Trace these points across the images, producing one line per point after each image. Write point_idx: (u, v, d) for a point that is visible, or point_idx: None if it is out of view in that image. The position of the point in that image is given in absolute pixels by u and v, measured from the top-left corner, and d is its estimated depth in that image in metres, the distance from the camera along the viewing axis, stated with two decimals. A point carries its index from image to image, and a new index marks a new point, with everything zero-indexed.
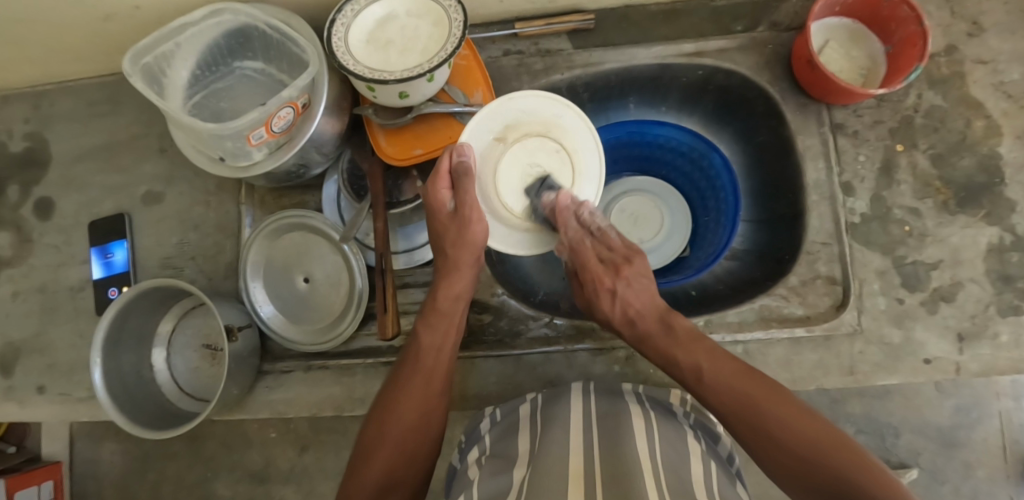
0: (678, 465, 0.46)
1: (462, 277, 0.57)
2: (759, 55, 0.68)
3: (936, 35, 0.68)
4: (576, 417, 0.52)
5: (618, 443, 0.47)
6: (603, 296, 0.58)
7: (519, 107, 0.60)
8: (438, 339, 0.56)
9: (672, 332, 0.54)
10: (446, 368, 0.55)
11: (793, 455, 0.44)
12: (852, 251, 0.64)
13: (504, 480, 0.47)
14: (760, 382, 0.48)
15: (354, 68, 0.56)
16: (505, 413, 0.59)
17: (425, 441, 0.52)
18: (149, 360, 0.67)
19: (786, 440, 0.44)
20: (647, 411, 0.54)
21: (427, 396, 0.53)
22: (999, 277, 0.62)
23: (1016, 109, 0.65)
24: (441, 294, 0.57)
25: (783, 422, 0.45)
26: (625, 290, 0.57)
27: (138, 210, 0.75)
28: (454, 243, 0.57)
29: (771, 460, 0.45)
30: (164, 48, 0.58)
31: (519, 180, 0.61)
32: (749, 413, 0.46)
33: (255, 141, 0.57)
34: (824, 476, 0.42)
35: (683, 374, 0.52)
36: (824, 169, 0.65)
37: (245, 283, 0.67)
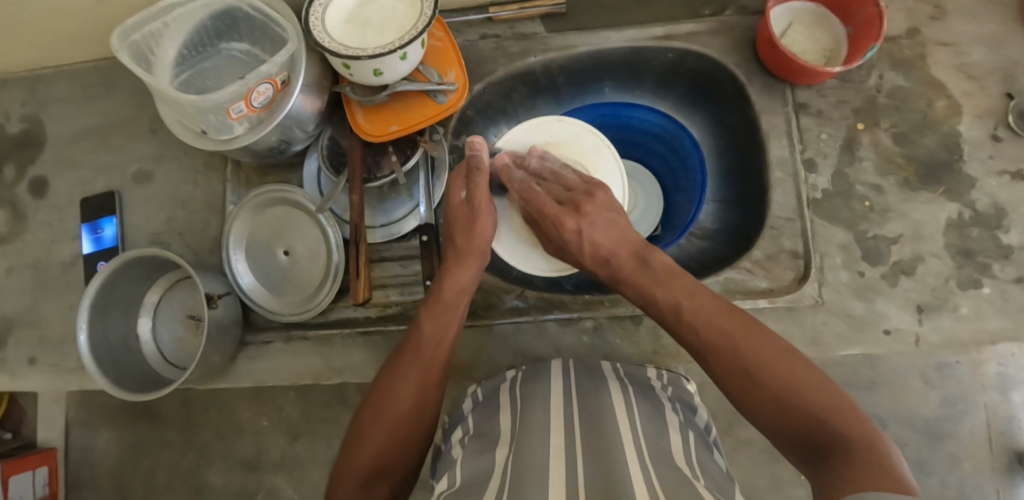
0: (661, 443, 0.44)
1: (469, 269, 0.58)
2: (727, 38, 0.69)
3: (900, 18, 0.69)
4: (556, 393, 0.51)
5: (600, 418, 0.46)
6: (570, 237, 0.57)
7: (564, 133, 0.68)
8: (440, 329, 0.54)
9: (652, 268, 0.53)
10: (444, 359, 0.54)
11: (767, 397, 0.40)
12: (814, 226, 0.65)
13: (486, 456, 0.45)
14: (740, 323, 0.45)
15: (330, 45, 0.59)
16: (486, 393, 0.58)
17: (417, 427, 0.49)
18: (136, 330, 0.70)
19: (767, 384, 0.40)
20: (626, 388, 0.53)
21: (422, 383, 0.50)
22: (959, 252, 0.64)
23: (977, 89, 0.67)
24: (447, 285, 0.57)
25: (758, 360, 0.42)
26: (591, 228, 0.56)
27: (128, 187, 0.77)
28: (463, 234, 0.59)
29: (744, 400, 0.42)
30: (152, 27, 0.61)
31: None
32: (725, 348, 0.44)
33: (236, 115, 0.60)
34: (809, 428, 0.37)
35: (662, 311, 0.50)
36: (788, 147, 0.67)
37: (227, 255, 0.69)
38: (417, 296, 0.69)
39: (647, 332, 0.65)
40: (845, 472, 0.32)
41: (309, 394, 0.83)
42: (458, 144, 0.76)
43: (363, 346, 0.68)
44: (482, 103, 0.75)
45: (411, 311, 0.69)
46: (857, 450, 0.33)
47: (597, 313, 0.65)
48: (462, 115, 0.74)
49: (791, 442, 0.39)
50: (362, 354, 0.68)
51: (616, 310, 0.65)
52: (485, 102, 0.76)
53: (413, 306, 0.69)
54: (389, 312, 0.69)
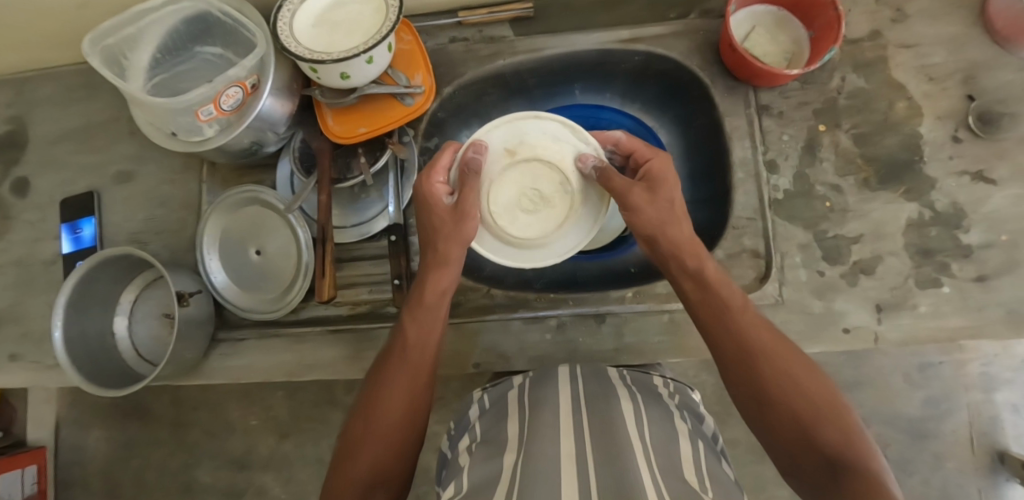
0: (665, 445, 0.46)
1: (450, 272, 0.55)
2: (691, 40, 0.70)
3: (863, 21, 0.70)
4: (565, 399, 0.52)
5: (610, 423, 0.47)
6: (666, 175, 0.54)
7: (541, 133, 0.63)
8: (426, 338, 0.55)
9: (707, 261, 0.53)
10: (429, 362, 0.55)
11: (800, 412, 0.43)
12: (775, 226, 0.66)
13: (495, 463, 0.46)
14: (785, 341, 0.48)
15: (296, 49, 0.60)
16: (494, 399, 0.59)
17: (410, 434, 0.51)
18: (111, 327, 0.71)
19: (801, 398, 0.44)
20: (635, 394, 0.55)
21: (412, 390, 0.52)
22: (919, 251, 0.65)
23: (937, 91, 0.68)
24: (428, 288, 0.55)
25: (800, 378, 0.45)
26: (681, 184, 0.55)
27: (108, 187, 0.79)
28: (446, 237, 0.55)
29: (772, 403, 0.45)
30: (125, 32, 0.63)
31: (514, 198, 0.63)
32: (773, 357, 0.46)
33: (205, 117, 0.61)
34: (830, 445, 0.41)
35: (722, 302, 0.50)
36: (750, 148, 0.68)
37: (200, 255, 0.71)
38: (387, 294, 0.70)
39: (610, 330, 0.66)
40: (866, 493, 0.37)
41: (297, 395, 1.16)
42: (429, 147, 0.77)
43: (334, 342, 0.69)
44: (453, 104, 0.76)
45: (381, 308, 0.70)
46: (872, 472, 0.38)
47: (561, 312, 0.66)
48: (432, 116, 0.74)
49: (802, 451, 0.43)
50: (333, 351, 0.69)
51: (581, 309, 0.66)
52: (456, 104, 0.76)
53: (382, 304, 0.70)
54: (360, 310, 0.70)
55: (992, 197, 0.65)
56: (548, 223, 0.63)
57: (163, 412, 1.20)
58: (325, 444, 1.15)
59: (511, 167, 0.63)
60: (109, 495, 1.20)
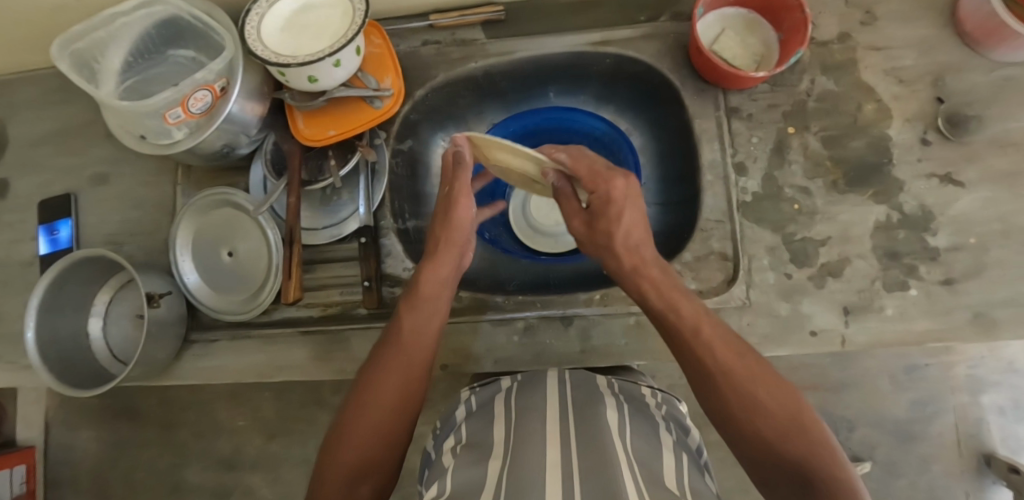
0: (651, 461, 0.45)
1: (447, 265, 0.59)
2: (661, 43, 0.71)
3: (833, 23, 0.70)
4: (553, 405, 0.51)
5: (596, 431, 0.46)
6: (615, 198, 0.56)
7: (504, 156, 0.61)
8: (422, 331, 0.55)
9: (671, 275, 0.55)
10: (426, 350, 0.55)
11: (768, 432, 0.42)
12: (743, 229, 0.66)
13: (477, 469, 0.45)
14: (750, 353, 0.46)
15: (262, 53, 0.61)
16: (481, 402, 0.58)
17: (398, 426, 0.50)
18: (85, 329, 0.71)
19: (765, 412, 0.43)
20: (621, 404, 0.54)
21: (404, 378, 0.52)
22: (886, 254, 0.65)
23: (907, 93, 0.68)
24: (426, 277, 0.58)
25: (765, 389, 0.44)
26: (634, 200, 0.57)
27: (85, 190, 0.80)
28: (444, 227, 0.59)
29: (736, 424, 0.44)
30: (96, 36, 0.64)
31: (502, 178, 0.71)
32: (733, 376, 0.45)
33: (173, 120, 0.62)
34: (797, 457, 0.41)
35: (679, 321, 0.50)
36: (719, 150, 0.68)
37: (173, 256, 0.71)
38: (357, 295, 0.70)
39: (577, 332, 0.66)
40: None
41: (284, 395, 1.17)
42: (403, 148, 0.76)
43: (305, 344, 0.70)
44: (427, 107, 0.76)
45: (352, 310, 0.70)
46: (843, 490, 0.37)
47: (528, 313, 0.67)
48: (405, 119, 0.74)
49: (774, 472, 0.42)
50: (304, 352, 0.70)
51: (548, 311, 0.67)
52: (429, 106, 0.76)
53: (353, 305, 0.70)
54: (331, 311, 0.71)
55: (960, 199, 0.65)
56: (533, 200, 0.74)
57: (148, 413, 1.21)
58: (311, 445, 1.15)
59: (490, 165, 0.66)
60: (98, 495, 1.21)
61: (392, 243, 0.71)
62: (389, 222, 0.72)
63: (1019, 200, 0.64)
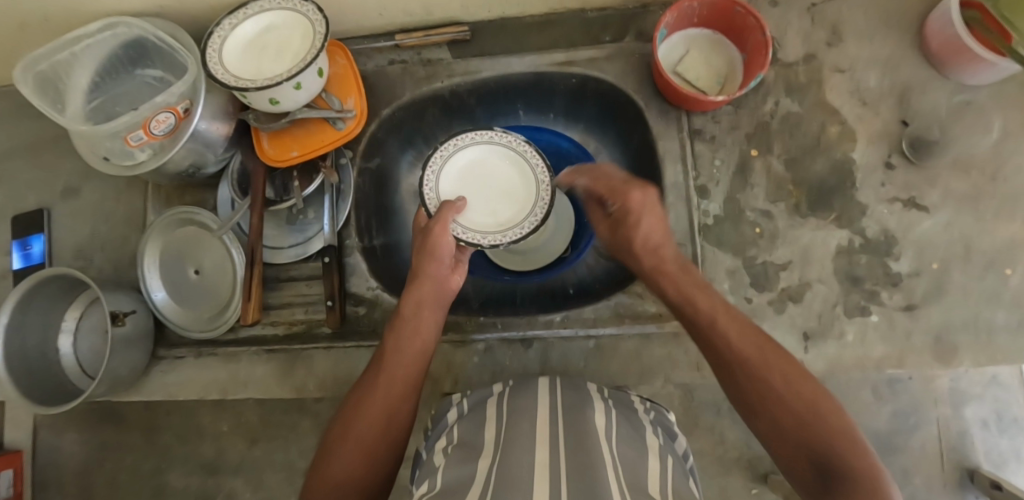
0: (635, 464, 0.44)
1: (427, 284, 0.60)
2: (625, 63, 0.71)
3: (797, 43, 0.70)
4: (542, 409, 0.51)
5: (583, 436, 0.46)
6: (632, 206, 0.58)
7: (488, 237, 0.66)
8: (406, 347, 0.56)
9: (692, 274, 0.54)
10: (412, 365, 0.55)
11: (779, 418, 0.42)
12: (704, 252, 0.66)
13: (468, 467, 0.45)
14: (767, 341, 0.46)
15: (222, 76, 0.61)
16: (472, 404, 0.58)
17: (386, 437, 0.50)
18: (55, 343, 0.71)
19: (784, 398, 0.42)
20: (610, 408, 0.53)
21: (387, 390, 0.53)
22: (848, 278, 0.64)
23: (870, 115, 0.67)
24: (408, 299, 0.60)
25: (783, 376, 0.43)
26: (651, 207, 0.58)
27: (57, 204, 0.80)
28: (420, 253, 0.61)
29: (751, 411, 0.44)
30: (60, 57, 0.64)
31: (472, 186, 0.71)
32: (743, 358, 0.45)
33: (135, 142, 0.62)
34: (822, 446, 0.39)
35: (699, 315, 0.49)
36: (681, 172, 0.68)
37: (140, 273, 0.72)
38: (321, 314, 0.71)
39: (537, 354, 0.66)
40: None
41: None
42: (370, 167, 0.76)
43: (268, 361, 0.70)
44: (393, 124, 0.76)
45: (316, 328, 0.71)
46: (865, 471, 0.36)
47: (487, 335, 0.67)
48: (371, 137, 0.74)
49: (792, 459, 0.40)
50: (266, 369, 0.70)
51: (507, 333, 0.67)
52: (395, 124, 0.76)
53: (318, 323, 0.71)
54: (295, 330, 0.71)
55: (923, 223, 0.65)
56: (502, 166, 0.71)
57: None
58: None
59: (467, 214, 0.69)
60: None
61: (356, 261, 0.72)
62: (354, 240, 0.72)
63: (981, 224, 0.64)
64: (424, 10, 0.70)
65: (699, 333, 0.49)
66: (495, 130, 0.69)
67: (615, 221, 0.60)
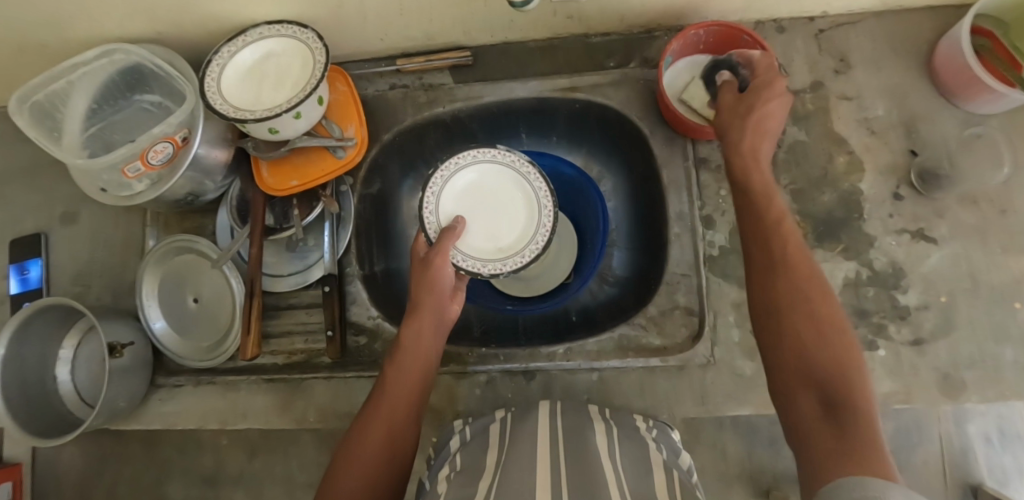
0: (639, 478, 0.46)
1: (427, 315, 0.59)
2: (630, 90, 0.70)
3: (804, 71, 0.69)
4: (544, 434, 0.53)
5: (585, 459, 0.48)
6: (772, 86, 0.55)
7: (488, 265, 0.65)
8: (406, 376, 0.56)
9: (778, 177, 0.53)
10: (412, 396, 0.55)
11: (802, 344, 0.41)
12: (709, 283, 0.65)
13: (470, 487, 0.46)
14: (815, 278, 0.44)
15: (220, 106, 0.60)
16: (475, 432, 0.59)
17: (390, 472, 0.50)
18: (53, 372, 0.70)
19: (811, 329, 0.41)
20: (610, 427, 0.56)
21: (388, 423, 0.52)
22: (855, 312, 0.63)
23: (878, 145, 0.66)
24: (407, 329, 0.58)
25: (819, 311, 0.42)
26: (779, 103, 0.54)
27: (55, 228, 0.80)
28: (417, 282, 0.60)
29: (772, 322, 0.43)
30: (56, 86, 0.63)
31: (472, 209, 0.68)
32: (790, 276, 0.44)
33: (133, 173, 0.61)
34: (837, 378, 0.38)
35: (769, 210, 0.49)
36: (687, 202, 0.67)
37: (139, 301, 0.71)
38: (321, 344, 0.70)
39: (539, 386, 0.66)
40: (852, 458, 0.33)
41: None
42: (371, 192, 0.75)
43: (268, 392, 0.69)
44: (394, 149, 0.75)
45: (316, 358, 0.70)
46: (871, 421, 0.35)
47: (490, 367, 0.66)
48: (372, 163, 0.74)
49: (794, 382, 0.40)
50: (265, 400, 0.69)
51: (509, 365, 0.66)
52: (397, 149, 0.76)
53: (317, 353, 0.70)
54: (295, 359, 0.70)
55: (931, 256, 0.64)
56: (502, 188, 0.69)
57: None
58: None
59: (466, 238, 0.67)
60: None
61: (357, 290, 0.71)
62: (354, 268, 0.71)
63: (989, 257, 0.63)
64: (426, 36, 0.70)
65: (754, 229, 0.49)
66: (498, 147, 0.67)
67: (736, 100, 0.56)
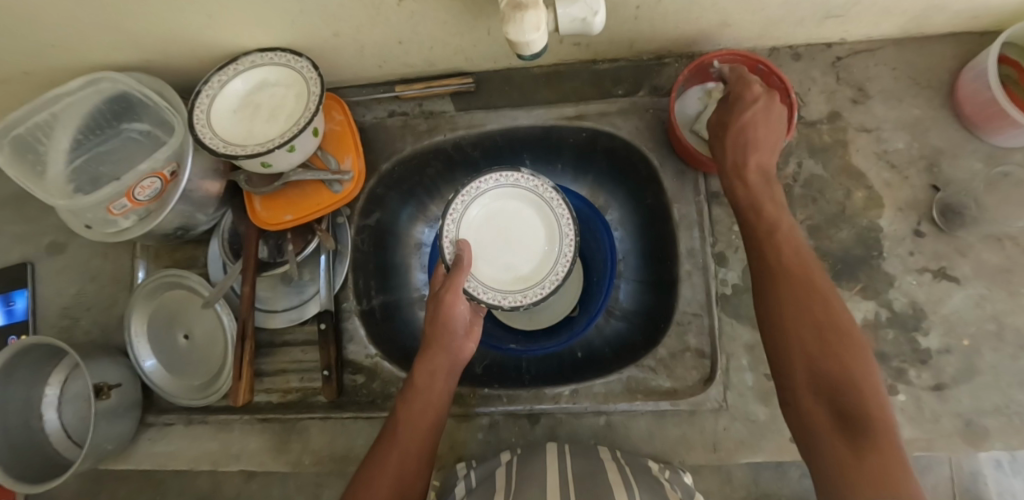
0: None
1: (443, 354, 0.56)
2: (639, 120, 0.67)
3: (820, 101, 0.66)
4: (552, 478, 0.51)
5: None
6: (744, 99, 0.55)
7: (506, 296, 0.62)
8: (420, 417, 0.53)
9: (772, 187, 0.54)
10: (425, 440, 0.53)
11: (806, 346, 0.44)
12: (721, 324, 0.63)
13: None
14: (813, 286, 0.47)
15: (210, 141, 0.57)
16: (479, 478, 0.57)
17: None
18: (39, 411, 0.67)
19: (813, 333, 0.44)
20: (624, 468, 0.54)
21: (399, 471, 0.50)
22: (874, 355, 0.61)
23: (898, 180, 0.64)
24: (419, 368, 0.56)
25: (821, 315, 0.45)
26: (764, 111, 0.54)
27: (42, 259, 0.77)
28: (432, 319, 0.57)
29: (782, 340, 0.45)
30: (38, 119, 0.60)
31: (490, 236, 0.65)
32: (797, 287, 0.46)
33: (118, 210, 0.59)
34: (841, 376, 0.42)
35: (761, 224, 0.52)
36: (698, 238, 0.64)
37: (128, 338, 0.69)
38: (317, 383, 0.68)
39: (544, 430, 0.63)
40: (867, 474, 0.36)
41: None
42: (369, 224, 0.72)
43: (262, 432, 0.67)
44: (393, 179, 0.73)
45: (311, 397, 0.67)
46: (884, 430, 0.38)
47: (493, 409, 0.64)
48: (371, 193, 0.71)
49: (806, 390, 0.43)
50: (259, 442, 0.67)
51: (513, 408, 0.64)
52: (396, 178, 0.73)
53: (313, 392, 0.67)
54: (290, 398, 0.68)
55: (953, 296, 0.61)
56: (524, 212, 0.65)
57: None
58: None
59: (484, 266, 0.64)
60: None
61: (354, 326, 0.68)
62: (351, 303, 0.69)
63: (1014, 299, 0.60)
64: (426, 63, 0.66)
65: (761, 239, 0.51)
66: (521, 171, 0.63)
67: (721, 113, 0.57)
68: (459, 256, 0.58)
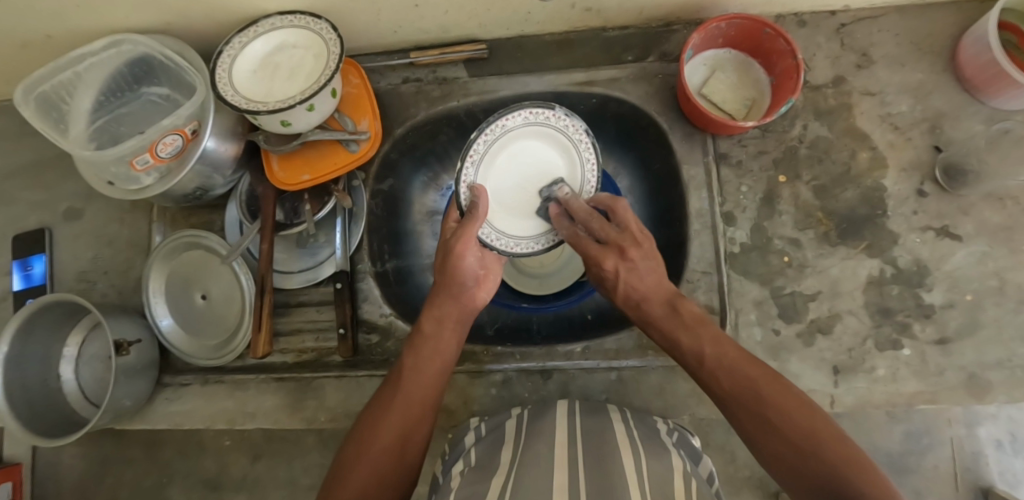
0: (665, 477, 0.45)
1: (451, 301, 0.57)
2: (647, 85, 0.69)
3: (824, 66, 0.68)
4: (561, 431, 0.52)
5: (606, 458, 0.47)
6: (608, 275, 0.58)
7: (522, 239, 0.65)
8: (424, 369, 0.54)
9: (678, 315, 0.54)
10: (431, 386, 0.53)
11: (786, 460, 0.43)
12: (730, 282, 0.64)
13: (482, 486, 0.45)
14: (766, 386, 0.46)
15: (232, 98, 0.58)
16: (490, 429, 0.57)
17: (401, 467, 0.48)
18: (56, 371, 0.68)
19: (786, 445, 0.43)
20: (631, 426, 0.54)
21: (404, 415, 0.50)
22: (879, 310, 0.62)
23: (901, 141, 0.65)
24: (427, 315, 0.57)
25: (784, 423, 0.43)
26: (627, 272, 0.57)
27: (59, 225, 0.78)
28: (439, 268, 0.58)
29: (768, 457, 0.44)
30: (62, 78, 0.61)
31: (513, 175, 0.66)
32: (751, 408, 0.45)
33: (141, 166, 0.60)
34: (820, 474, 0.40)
35: (686, 357, 0.52)
36: (707, 199, 0.66)
37: (146, 298, 0.70)
38: (332, 342, 0.69)
39: (556, 386, 0.65)
40: None
41: None
42: (383, 189, 0.74)
43: (277, 391, 0.68)
44: (407, 145, 0.74)
45: (326, 357, 0.68)
46: None
47: (505, 366, 0.65)
48: (384, 158, 0.73)
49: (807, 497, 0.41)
50: (273, 399, 0.68)
51: (526, 364, 0.65)
52: (410, 144, 0.75)
53: (328, 352, 0.68)
54: (305, 358, 0.69)
55: (957, 253, 0.62)
56: (550, 150, 0.65)
57: None
58: None
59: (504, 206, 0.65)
60: None
61: (369, 287, 0.70)
62: (366, 265, 0.70)
63: (1015, 255, 0.62)
64: (440, 29, 0.68)
65: (707, 381, 0.49)
66: (555, 110, 0.60)
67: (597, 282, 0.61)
68: (474, 202, 0.57)
